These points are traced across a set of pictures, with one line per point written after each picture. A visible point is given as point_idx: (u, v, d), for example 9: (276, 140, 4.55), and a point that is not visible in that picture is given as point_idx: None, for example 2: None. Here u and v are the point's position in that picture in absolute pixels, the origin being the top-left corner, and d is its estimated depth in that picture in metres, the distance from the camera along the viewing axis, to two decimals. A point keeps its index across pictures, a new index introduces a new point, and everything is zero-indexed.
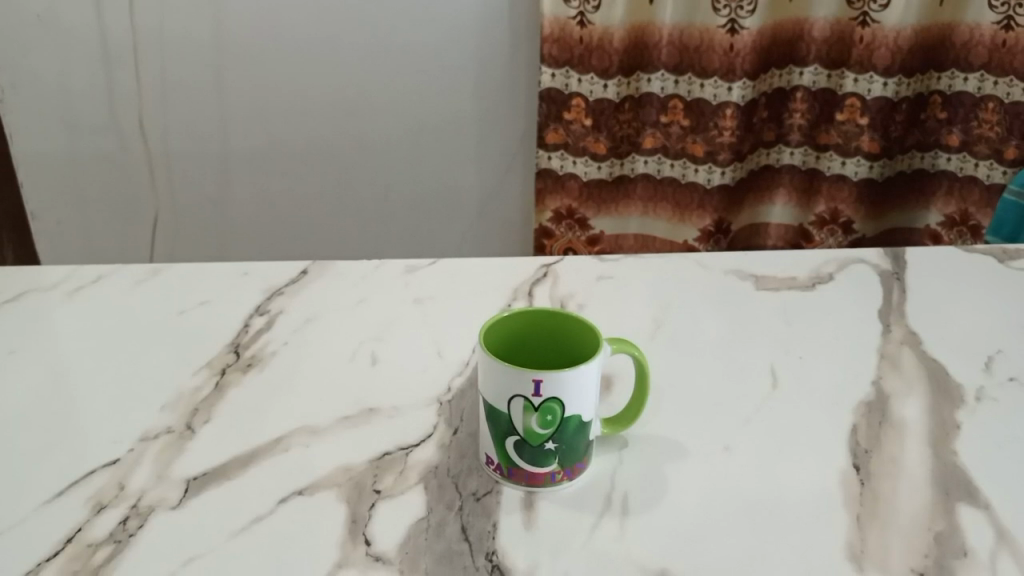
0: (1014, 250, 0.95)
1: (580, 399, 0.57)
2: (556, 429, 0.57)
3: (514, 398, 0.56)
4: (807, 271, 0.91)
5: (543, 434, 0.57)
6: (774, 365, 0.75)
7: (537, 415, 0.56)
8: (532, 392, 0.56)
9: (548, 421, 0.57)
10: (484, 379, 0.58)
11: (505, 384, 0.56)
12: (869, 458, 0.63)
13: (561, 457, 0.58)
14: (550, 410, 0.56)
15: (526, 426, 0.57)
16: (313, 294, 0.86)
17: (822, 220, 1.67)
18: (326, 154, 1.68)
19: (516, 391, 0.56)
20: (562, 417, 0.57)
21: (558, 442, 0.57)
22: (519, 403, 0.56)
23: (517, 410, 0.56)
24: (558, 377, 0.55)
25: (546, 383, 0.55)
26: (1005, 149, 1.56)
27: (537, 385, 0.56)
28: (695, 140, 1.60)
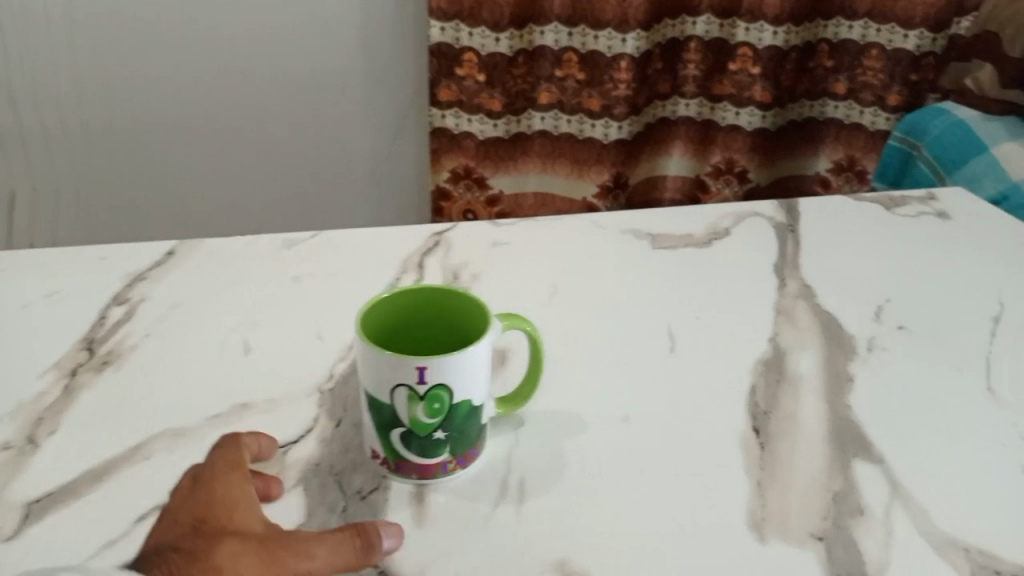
0: (899, 198, 0.96)
1: (469, 383, 0.53)
2: (445, 417, 0.53)
3: (397, 388, 0.52)
4: (703, 227, 0.89)
5: (431, 423, 0.53)
6: (671, 328, 0.73)
7: (423, 404, 0.52)
8: (416, 380, 0.52)
9: (435, 409, 0.53)
10: (364, 369, 0.53)
11: (386, 374, 0.52)
12: (768, 418, 0.62)
13: (451, 445, 0.54)
14: (437, 398, 0.52)
15: (412, 417, 0.53)
16: (178, 279, 0.79)
17: (718, 171, 1.68)
18: (205, 119, 1.57)
19: (398, 381, 0.52)
20: (449, 405, 0.53)
21: (447, 431, 0.54)
22: (402, 393, 0.52)
23: (401, 400, 0.52)
24: (444, 363, 0.51)
25: (430, 369, 0.51)
26: (887, 96, 1.61)
27: (421, 372, 0.51)
28: (590, 94, 1.56)
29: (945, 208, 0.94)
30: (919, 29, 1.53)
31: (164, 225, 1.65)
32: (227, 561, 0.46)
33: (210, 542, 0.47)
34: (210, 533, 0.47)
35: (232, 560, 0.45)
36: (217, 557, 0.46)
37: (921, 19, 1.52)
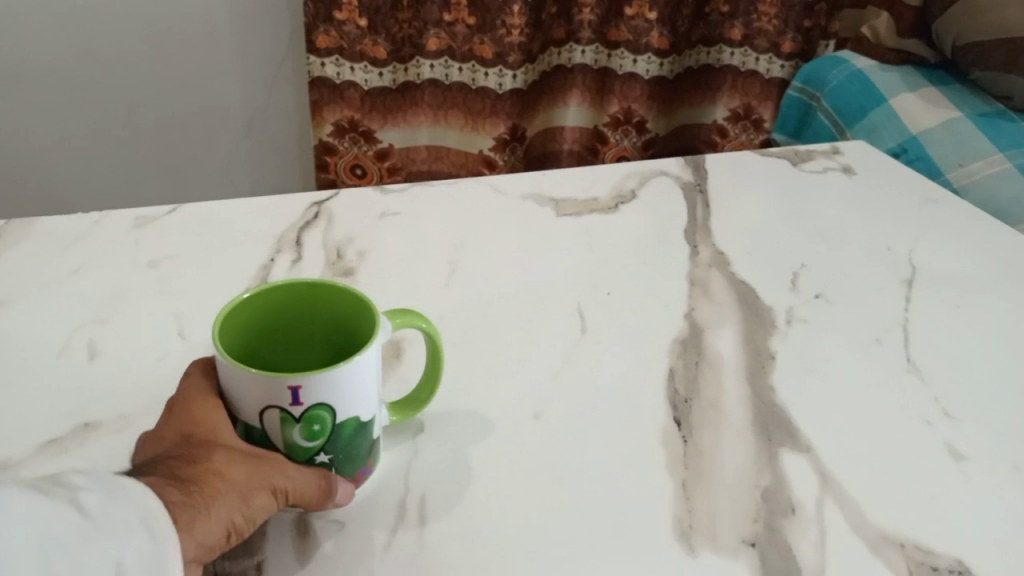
0: (805, 152, 0.93)
1: (356, 398, 0.45)
2: (328, 439, 0.45)
3: (267, 410, 0.44)
4: (608, 189, 0.83)
5: (311, 447, 0.45)
6: (580, 305, 0.67)
7: (300, 426, 0.44)
8: (289, 401, 0.43)
9: (315, 431, 0.44)
10: (227, 388, 0.44)
11: (252, 395, 0.43)
12: (689, 407, 0.57)
13: (338, 467, 0.47)
14: (316, 420, 0.44)
15: (287, 442, 0.45)
16: (5, 270, 0.67)
17: (617, 121, 1.63)
18: (49, 69, 1.44)
19: (268, 403, 0.43)
20: (331, 426, 0.45)
21: (332, 453, 0.46)
22: (274, 415, 0.44)
23: (273, 423, 0.44)
24: (321, 380, 0.43)
25: (305, 390, 0.43)
26: (782, 42, 1.57)
27: (294, 392, 0.43)
28: (482, 40, 1.46)
29: (850, 164, 0.92)
30: None
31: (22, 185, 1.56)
32: (216, 473, 0.42)
33: (203, 450, 0.43)
34: (202, 442, 0.44)
35: (229, 465, 0.43)
36: (214, 460, 0.43)
37: None
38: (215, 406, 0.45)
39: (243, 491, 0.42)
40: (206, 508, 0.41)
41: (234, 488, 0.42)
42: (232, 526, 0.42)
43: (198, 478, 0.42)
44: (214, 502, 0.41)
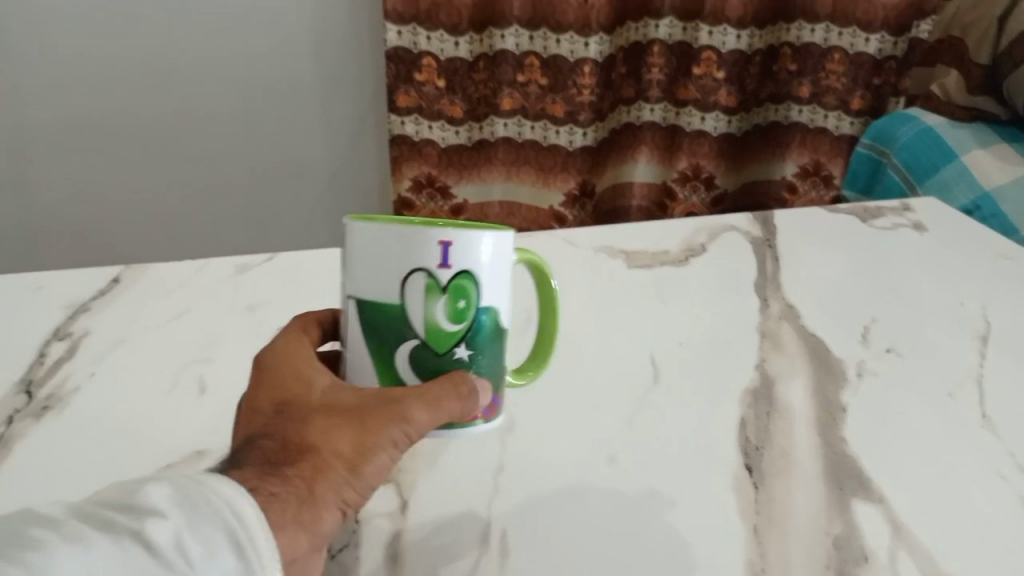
0: (874, 208, 0.95)
1: (498, 280, 0.45)
2: (471, 322, 0.44)
3: (413, 274, 0.42)
4: (679, 243, 0.86)
5: (455, 330, 0.44)
6: (652, 354, 0.69)
7: (445, 300, 0.43)
8: (437, 264, 0.42)
9: (460, 309, 0.44)
10: (365, 261, 0.43)
11: (397, 257, 0.42)
12: (760, 455, 0.59)
13: (472, 370, 0.45)
14: (463, 293, 0.43)
15: (429, 321, 0.43)
16: (124, 311, 0.74)
17: (686, 177, 1.65)
18: (150, 127, 1.55)
19: (414, 264, 0.42)
20: (474, 306, 0.44)
21: (471, 346, 0.45)
22: (419, 282, 0.42)
23: (418, 297, 0.43)
24: (471, 241, 0.43)
25: (455, 247, 0.42)
26: (851, 100, 1.59)
27: (445, 249, 0.42)
28: (554, 99, 1.52)
29: (921, 221, 0.92)
30: (880, 33, 1.52)
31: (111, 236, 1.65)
32: (316, 446, 0.41)
33: (295, 421, 0.41)
34: (293, 411, 0.42)
35: (329, 436, 0.41)
36: (310, 434, 0.41)
37: (882, 22, 1.51)
38: (303, 369, 0.44)
39: (349, 461, 0.41)
40: (314, 490, 0.39)
41: (338, 461, 0.41)
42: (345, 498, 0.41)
43: (300, 458, 0.40)
44: (318, 482, 0.40)
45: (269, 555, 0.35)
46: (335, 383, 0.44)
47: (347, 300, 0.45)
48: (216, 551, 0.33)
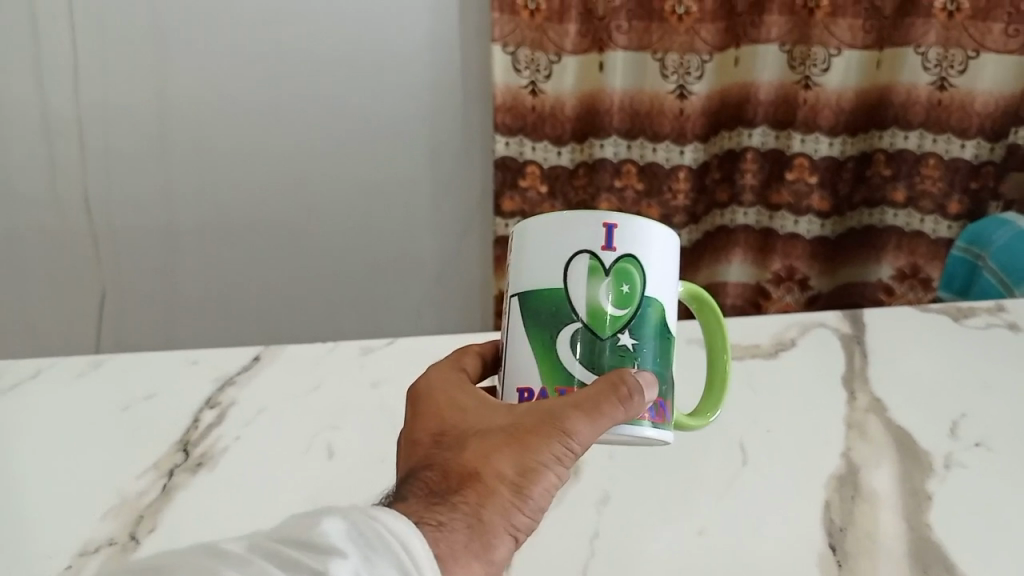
0: (967, 308, 0.95)
1: (656, 272, 0.51)
2: (633, 306, 0.51)
3: (580, 256, 0.50)
4: (769, 337, 0.89)
5: (616, 313, 0.50)
6: (741, 440, 0.73)
7: (611, 283, 0.50)
8: (602, 247, 0.50)
9: (624, 294, 0.50)
10: (536, 254, 0.51)
11: (566, 241, 0.50)
12: (845, 535, 0.63)
13: (635, 358, 0.51)
14: (625, 276, 0.50)
15: (593, 301, 0.50)
16: (263, 383, 0.83)
17: (779, 278, 1.69)
18: (278, 225, 1.68)
19: (582, 246, 0.50)
20: (637, 291, 0.51)
21: (631, 330, 0.51)
22: (586, 263, 0.50)
23: (583, 275, 0.50)
24: (632, 230, 0.50)
25: (619, 231, 0.50)
26: (948, 204, 1.60)
27: (609, 231, 0.50)
28: (649, 203, 1.62)
29: (1015, 321, 0.93)
30: (976, 139, 1.53)
31: (236, 327, 1.78)
32: (480, 470, 0.46)
33: (459, 451, 0.48)
34: (454, 443, 0.49)
35: (489, 459, 0.47)
36: (473, 460, 0.47)
37: (978, 129, 1.52)
38: (455, 401, 0.52)
39: (510, 480, 0.46)
40: (482, 511, 0.45)
41: (502, 480, 0.46)
42: (513, 513, 0.46)
43: (465, 485, 0.46)
44: (485, 505, 0.45)
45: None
46: (488, 410, 0.50)
47: (512, 290, 0.52)
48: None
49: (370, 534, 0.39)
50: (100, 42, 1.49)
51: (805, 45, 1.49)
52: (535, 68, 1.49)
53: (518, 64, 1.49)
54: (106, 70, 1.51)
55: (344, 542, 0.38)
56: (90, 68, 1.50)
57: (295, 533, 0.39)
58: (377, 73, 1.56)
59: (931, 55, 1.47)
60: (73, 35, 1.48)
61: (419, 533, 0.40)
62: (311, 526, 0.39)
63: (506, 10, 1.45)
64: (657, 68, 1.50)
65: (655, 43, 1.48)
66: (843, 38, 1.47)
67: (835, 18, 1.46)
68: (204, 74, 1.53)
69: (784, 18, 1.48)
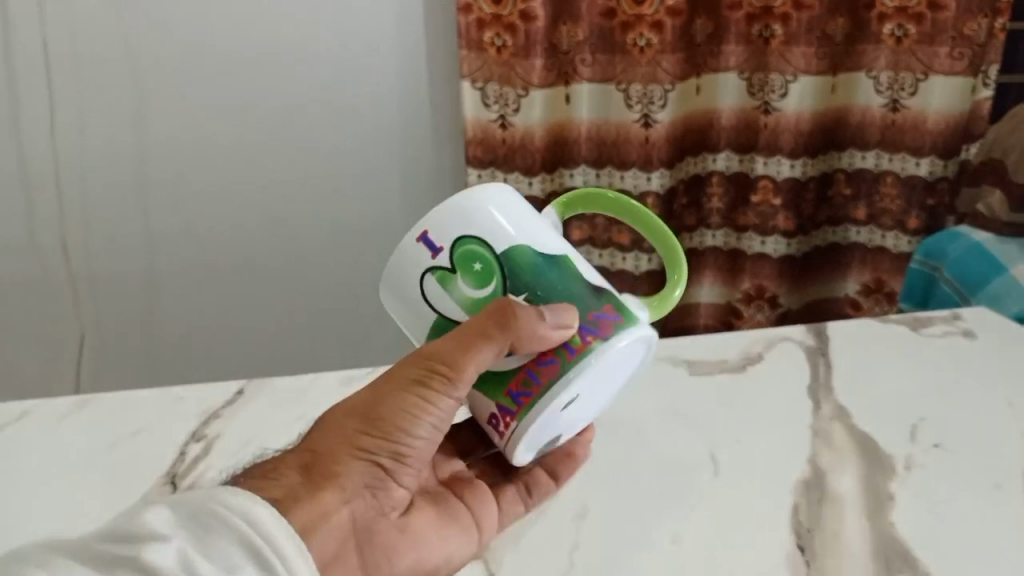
0: (924, 318, 0.99)
1: (494, 232, 0.59)
2: (494, 276, 0.59)
3: (427, 275, 0.60)
4: (737, 352, 0.92)
5: (483, 292, 0.60)
6: (713, 453, 0.76)
7: (465, 277, 0.59)
8: (432, 255, 0.60)
9: (476, 271, 0.59)
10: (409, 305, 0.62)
11: (411, 275, 0.61)
12: (812, 537, 0.66)
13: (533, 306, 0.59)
14: (472, 257, 0.59)
15: (462, 300, 0.60)
16: (248, 416, 0.85)
17: (749, 296, 1.74)
18: (256, 264, 1.70)
19: (425, 269, 0.60)
20: (485, 261, 0.59)
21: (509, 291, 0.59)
22: (433, 278, 0.60)
23: (441, 290, 0.60)
24: (438, 222, 0.60)
25: (431, 232, 0.60)
26: (907, 220, 1.65)
27: (426, 240, 0.60)
28: (620, 229, 1.67)
29: (970, 328, 0.97)
30: (930, 157, 1.58)
31: (216, 365, 1.79)
32: (342, 414, 0.58)
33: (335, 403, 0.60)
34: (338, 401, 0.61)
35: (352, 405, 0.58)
36: (340, 408, 0.58)
37: (931, 147, 1.57)
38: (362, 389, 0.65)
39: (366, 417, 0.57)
40: (334, 437, 0.57)
41: (362, 410, 0.58)
42: (363, 443, 0.57)
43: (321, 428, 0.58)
44: (334, 444, 0.57)
45: (279, 535, 0.50)
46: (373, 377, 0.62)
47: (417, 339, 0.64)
48: (223, 556, 0.48)
49: (206, 517, 0.49)
50: (76, 92, 1.51)
51: (762, 72, 1.55)
52: (503, 102, 1.53)
53: (487, 100, 1.53)
54: (81, 115, 1.53)
55: (179, 529, 0.49)
56: (68, 119, 1.53)
57: (131, 528, 0.48)
58: (348, 112, 1.60)
59: (882, 79, 1.54)
60: (49, 86, 1.51)
61: (252, 497, 0.51)
62: (141, 521, 0.48)
63: (473, 48, 1.50)
64: (621, 98, 1.54)
65: (619, 75, 1.53)
66: (798, 65, 1.52)
67: (789, 47, 1.51)
68: (181, 117, 1.56)
69: (741, 47, 1.54)
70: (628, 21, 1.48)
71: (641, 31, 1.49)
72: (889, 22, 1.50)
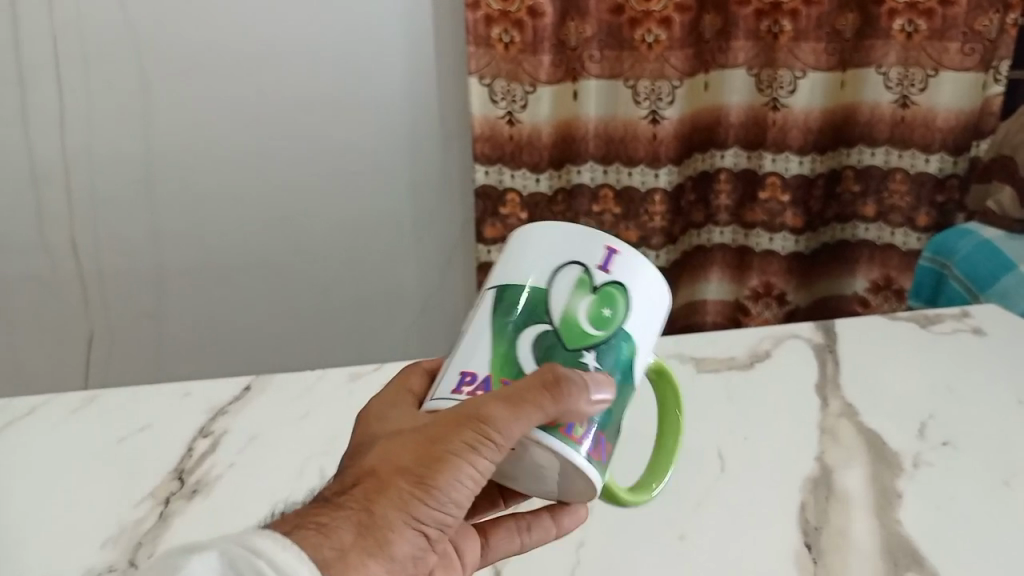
0: (934, 315, 0.99)
1: (640, 310, 0.51)
2: (607, 332, 0.50)
3: (574, 266, 0.51)
4: (745, 350, 0.92)
5: (588, 330, 0.50)
6: (719, 451, 0.76)
7: (593, 301, 0.50)
8: (599, 266, 0.50)
9: (601, 315, 0.50)
10: (523, 254, 0.52)
11: (563, 251, 0.51)
12: (819, 534, 0.66)
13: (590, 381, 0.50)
14: (610, 301, 0.50)
15: (569, 309, 0.50)
16: (255, 412, 0.85)
17: (757, 294, 1.74)
18: (264, 260, 1.70)
19: (580, 259, 0.50)
20: (615, 318, 0.50)
21: (596, 352, 0.50)
22: (574, 273, 0.50)
23: (568, 284, 0.50)
24: (633, 262, 0.51)
25: (617, 255, 0.51)
26: (916, 217, 1.64)
27: (609, 255, 0.50)
28: (627, 226, 1.67)
29: (979, 325, 0.96)
30: (939, 154, 1.57)
31: (225, 361, 1.79)
32: (383, 467, 0.50)
33: (372, 449, 0.52)
34: (372, 442, 0.53)
35: (393, 457, 0.50)
36: (378, 460, 0.50)
37: (940, 143, 1.56)
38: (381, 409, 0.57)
39: (410, 474, 0.49)
40: (376, 502, 0.49)
41: (404, 471, 0.49)
42: (409, 506, 0.49)
43: (361, 482, 0.50)
44: (375, 502, 0.49)
45: None
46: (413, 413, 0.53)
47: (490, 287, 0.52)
48: None
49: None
50: (85, 90, 1.52)
51: (770, 68, 1.54)
52: (511, 99, 1.53)
53: (495, 96, 1.53)
54: (91, 113, 1.54)
55: None
56: (77, 117, 1.54)
57: None
58: (356, 109, 1.60)
59: (892, 75, 1.53)
60: (58, 84, 1.51)
61: (282, 541, 0.45)
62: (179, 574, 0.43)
63: (481, 44, 1.49)
64: (629, 94, 1.54)
65: (627, 71, 1.53)
66: (807, 61, 1.51)
67: (798, 43, 1.50)
68: (189, 114, 1.56)
69: (750, 43, 1.53)
70: (636, 17, 1.48)
71: (650, 27, 1.48)
72: (898, 18, 1.49)
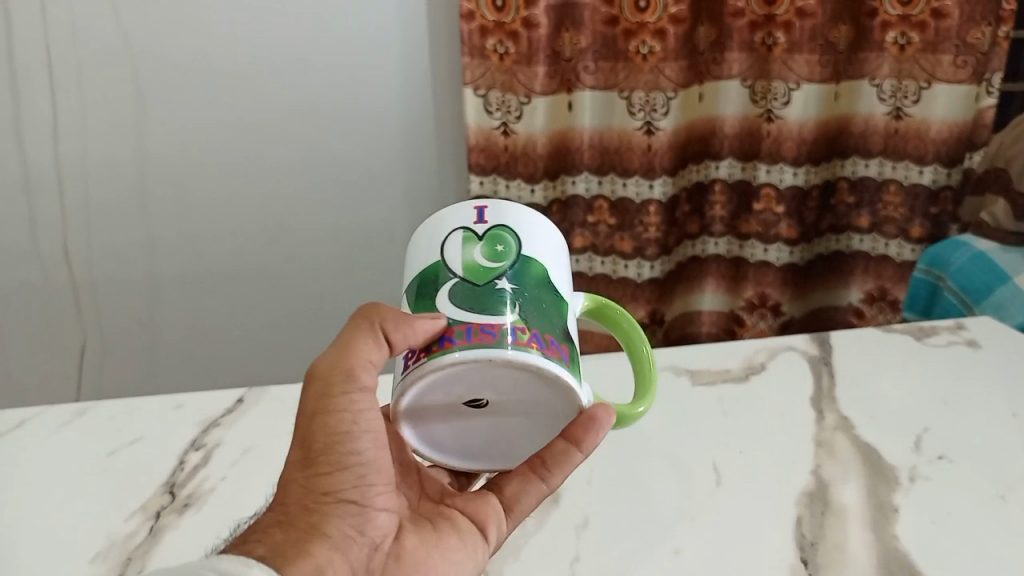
0: (928, 327, 0.99)
1: (530, 237, 0.54)
2: (508, 261, 0.53)
3: (455, 232, 0.54)
4: (740, 362, 0.92)
5: (491, 266, 0.52)
6: (715, 463, 0.76)
7: (483, 246, 0.53)
8: (476, 221, 0.54)
9: (497, 250, 0.53)
10: (413, 252, 0.56)
11: (442, 227, 0.55)
12: (816, 549, 0.65)
13: (522, 304, 0.52)
14: (498, 239, 0.53)
15: (468, 260, 0.53)
16: (248, 424, 0.85)
17: (752, 304, 1.73)
18: (258, 271, 1.69)
19: (457, 224, 0.54)
20: (510, 247, 0.53)
21: (510, 279, 0.52)
22: (459, 235, 0.54)
23: (457, 245, 0.53)
24: (501, 207, 0.55)
25: (488, 210, 0.55)
26: (910, 228, 1.64)
27: (479, 211, 0.55)
28: (622, 237, 1.67)
29: (974, 338, 0.96)
30: (933, 165, 1.57)
31: (218, 372, 1.79)
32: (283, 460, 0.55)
33: None
34: None
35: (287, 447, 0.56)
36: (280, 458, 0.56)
37: (934, 155, 1.57)
38: None
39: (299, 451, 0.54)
40: (288, 496, 0.54)
41: (287, 464, 0.54)
42: (305, 475, 0.54)
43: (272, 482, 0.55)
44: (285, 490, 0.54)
45: None
46: None
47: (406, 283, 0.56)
48: None
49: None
50: (79, 98, 1.51)
51: (765, 80, 1.55)
52: (506, 110, 1.53)
53: (490, 107, 1.53)
54: (86, 123, 1.53)
55: None
56: (70, 125, 1.53)
57: None
58: (350, 119, 1.60)
59: (885, 87, 1.54)
60: (52, 93, 1.51)
61: (261, 566, 0.48)
62: None
63: (476, 55, 1.49)
64: (623, 105, 1.54)
65: (622, 82, 1.53)
66: (801, 73, 1.51)
67: (792, 55, 1.50)
68: (183, 124, 1.55)
69: (744, 55, 1.53)
70: (631, 28, 1.48)
71: (644, 38, 1.48)
72: (891, 30, 1.49)
